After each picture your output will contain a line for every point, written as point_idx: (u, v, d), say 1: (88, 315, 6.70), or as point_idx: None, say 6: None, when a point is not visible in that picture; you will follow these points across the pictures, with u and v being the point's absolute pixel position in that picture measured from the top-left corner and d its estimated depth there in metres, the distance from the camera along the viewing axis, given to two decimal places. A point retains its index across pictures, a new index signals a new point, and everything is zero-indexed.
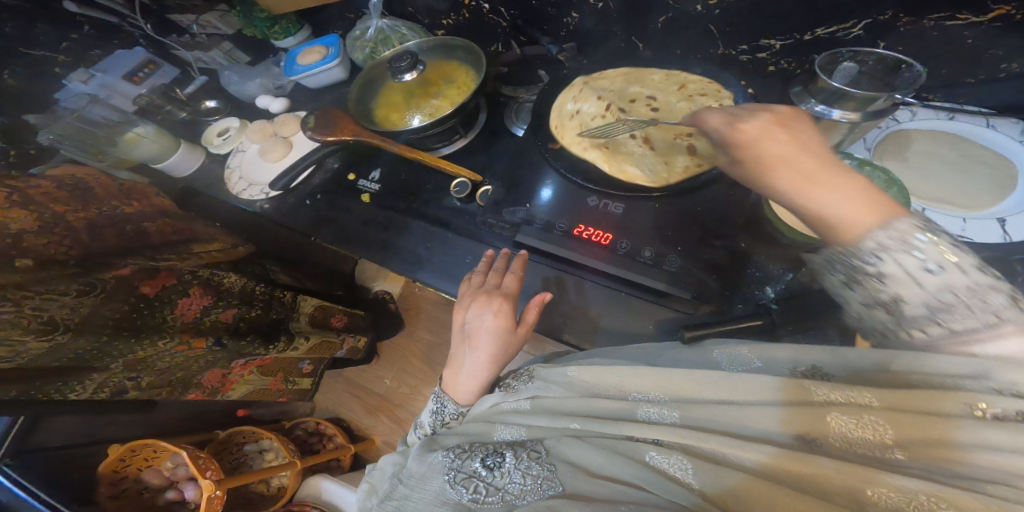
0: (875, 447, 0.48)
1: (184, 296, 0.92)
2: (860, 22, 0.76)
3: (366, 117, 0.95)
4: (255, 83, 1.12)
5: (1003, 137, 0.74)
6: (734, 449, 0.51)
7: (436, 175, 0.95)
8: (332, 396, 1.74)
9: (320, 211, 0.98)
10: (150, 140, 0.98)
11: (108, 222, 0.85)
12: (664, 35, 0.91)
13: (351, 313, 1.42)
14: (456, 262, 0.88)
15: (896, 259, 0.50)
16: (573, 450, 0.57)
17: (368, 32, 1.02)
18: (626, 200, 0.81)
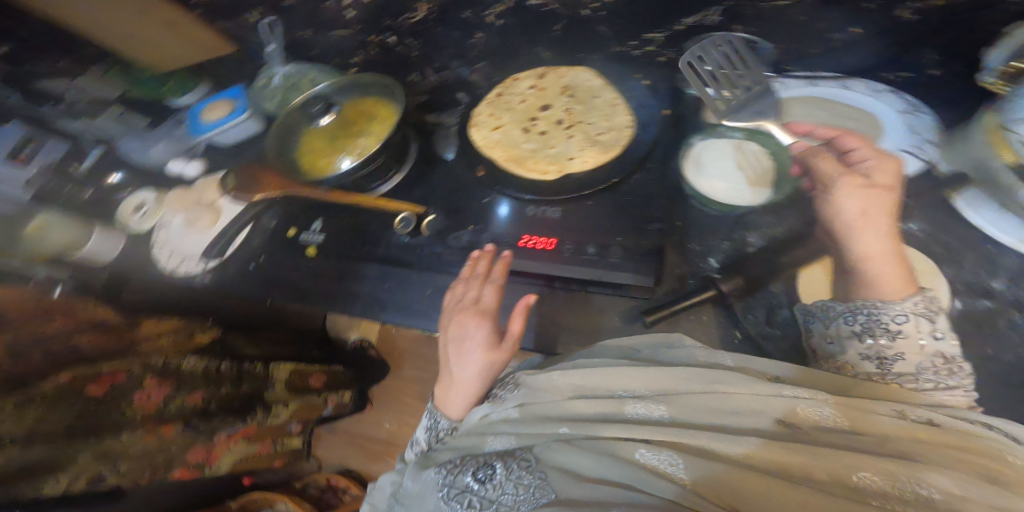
0: (839, 431, 0.49)
1: (139, 390, 0.83)
2: (716, 8, 0.73)
3: (294, 168, 0.87)
4: (160, 147, 0.99)
5: (858, 91, 0.72)
6: (718, 441, 0.48)
7: (376, 215, 0.84)
8: (333, 451, 1.62)
9: (268, 273, 0.86)
10: (56, 229, 0.78)
11: (30, 341, 0.66)
12: (566, 40, 0.87)
13: (329, 371, 1.32)
14: (415, 297, 0.80)
15: (912, 322, 0.57)
16: (563, 454, 0.51)
17: (274, 80, 0.99)
18: (566, 204, 0.75)
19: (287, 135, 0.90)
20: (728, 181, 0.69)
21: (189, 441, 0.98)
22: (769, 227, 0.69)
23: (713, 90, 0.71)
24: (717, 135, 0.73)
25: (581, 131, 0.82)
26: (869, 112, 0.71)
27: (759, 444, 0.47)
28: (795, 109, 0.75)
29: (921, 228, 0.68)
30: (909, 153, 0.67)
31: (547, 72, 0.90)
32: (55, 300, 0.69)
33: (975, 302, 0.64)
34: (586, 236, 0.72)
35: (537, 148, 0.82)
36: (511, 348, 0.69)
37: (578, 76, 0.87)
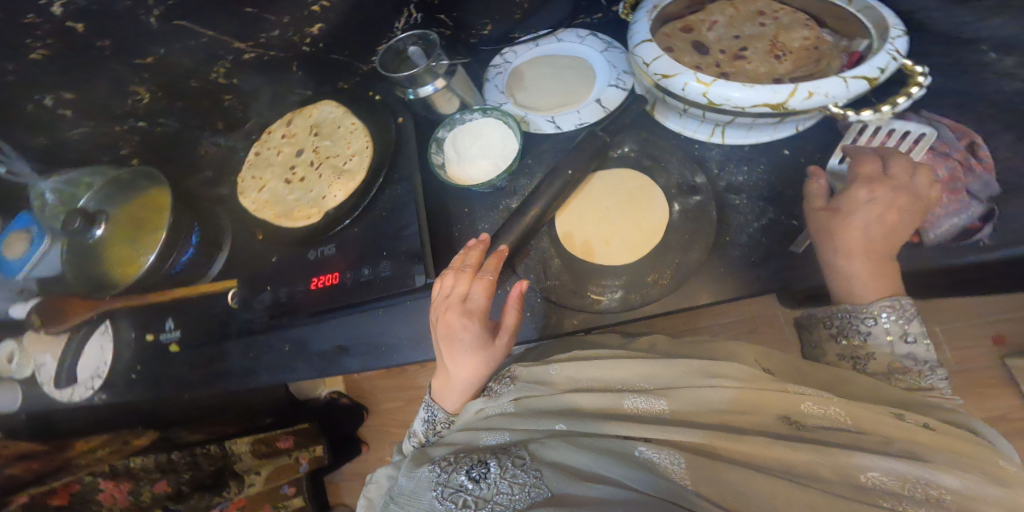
0: (840, 426, 0.44)
1: (100, 491, 0.86)
2: (410, 6, 0.72)
3: (102, 285, 0.71)
4: None
5: (564, 48, 0.72)
6: (732, 441, 0.41)
7: (210, 301, 0.75)
8: (353, 497, 1.56)
9: (146, 389, 0.77)
10: None
11: None
12: (317, 68, 0.78)
13: (295, 429, 1.32)
14: (280, 362, 0.73)
15: (885, 327, 0.51)
16: (559, 448, 0.42)
17: (47, 198, 0.72)
18: (338, 235, 0.65)
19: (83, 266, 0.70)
20: (481, 156, 0.66)
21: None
22: (525, 187, 0.65)
23: (431, 85, 0.65)
24: (463, 121, 0.69)
25: (329, 166, 0.72)
26: (582, 58, 0.71)
27: (794, 449, 0.40)
28: (530, 73, 0.72)
29: (634, 147, 0.66)
30: (621, 79, 0.66)
31: (295, 117, 0.80)
32: None
33: (690, 200, 0.61)
34: (357, 256, 0.63)
35: (301, 196, 0.72)
36: (509, 340, 0.57)
37: (323, 110, 0.78)
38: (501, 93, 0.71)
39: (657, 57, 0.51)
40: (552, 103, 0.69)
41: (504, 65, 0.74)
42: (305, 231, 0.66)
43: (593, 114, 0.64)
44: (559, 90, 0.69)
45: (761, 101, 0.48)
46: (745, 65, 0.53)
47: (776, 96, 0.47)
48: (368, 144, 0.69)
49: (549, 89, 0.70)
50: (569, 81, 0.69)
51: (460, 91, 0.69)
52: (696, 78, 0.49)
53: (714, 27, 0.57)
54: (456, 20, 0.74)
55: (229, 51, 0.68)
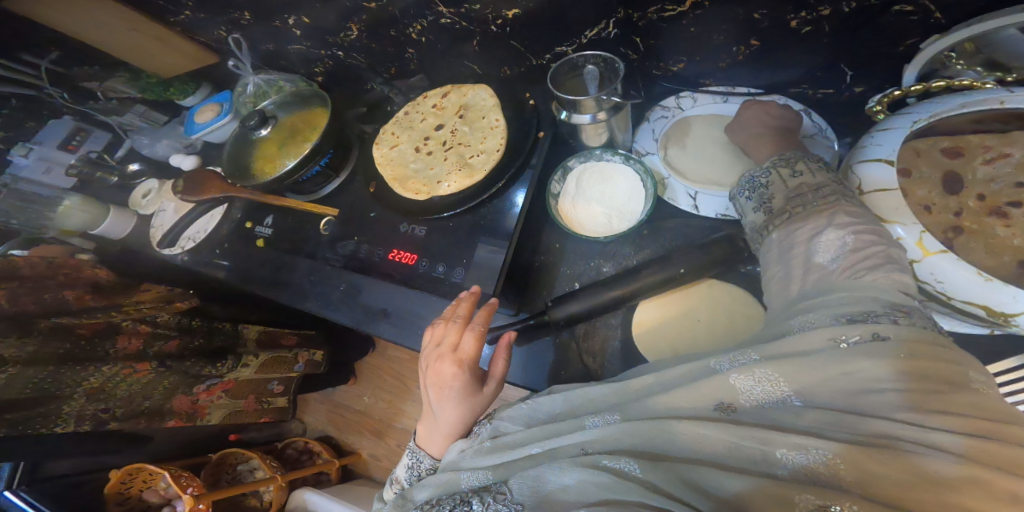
0: (776, 407, 0.38)
1: (122, 333, 0.93)
2: (610, 21, 0.65)
3: (240, 172, 0.84)
4: (163, 144, 1.11)
5: None
6: (681, 439, 0.38)
7: (306, 217, 0.81)
8: (318, 417, 1.71)
9: (226, 262, 0.87)
10: (79, 210, 1.00)
11: (31, 289, 0.85)
12: (487, 54, 0.77)
13: (303, 333, 1.37)
14: (330, 295, 0.75)
15: (779, 172, 0.53)
16: (532, 477, 0.41)
17: (247, 88, 0.96)
18: (431, 220, 0.63)
19: (242, 152, 0.85)
20: (597, 202, 0.62)
21: (173, 383, 1.03)
22: (626, 259, 0.64)
23: (589, 115, 0.60)
24: (599, 159, 0.65)
25: (457, 154, 0.66)
26: None
27: (728, 430, 0.37)
28: (696, 130, 0.67)
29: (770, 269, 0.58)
30: None
31: (452, 91, 0.74)
32: (73, 261, 0.94)
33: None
34: (438, 250, 0.62)
35: (421, 170, 0.67)
36: (495, 391, 0.54)
37: (477, 94, 0.71)
38: (654, 142, 0.67)
39: (887, 190, 0.48)
40: (705, 175, 0.64)
41: (673, 112, 0.70)
42: (408, 204, 0.65)
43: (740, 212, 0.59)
44: (719, 165, 0.64)
45: (987, 300, 0.45)
46: (997, 225, 0.48)
47: (1012, 304, 0.44)
48: (501, 149, 0.63)
49: (710, 159, 0.65)
50: (736, 161, 0.63)
51: (614, 128, 0.64)
52: (918, 239, 0.46)
53: (994, 161, 0.50)
54: (649, 47, 0.69)
55: (430, 12, 0.70)
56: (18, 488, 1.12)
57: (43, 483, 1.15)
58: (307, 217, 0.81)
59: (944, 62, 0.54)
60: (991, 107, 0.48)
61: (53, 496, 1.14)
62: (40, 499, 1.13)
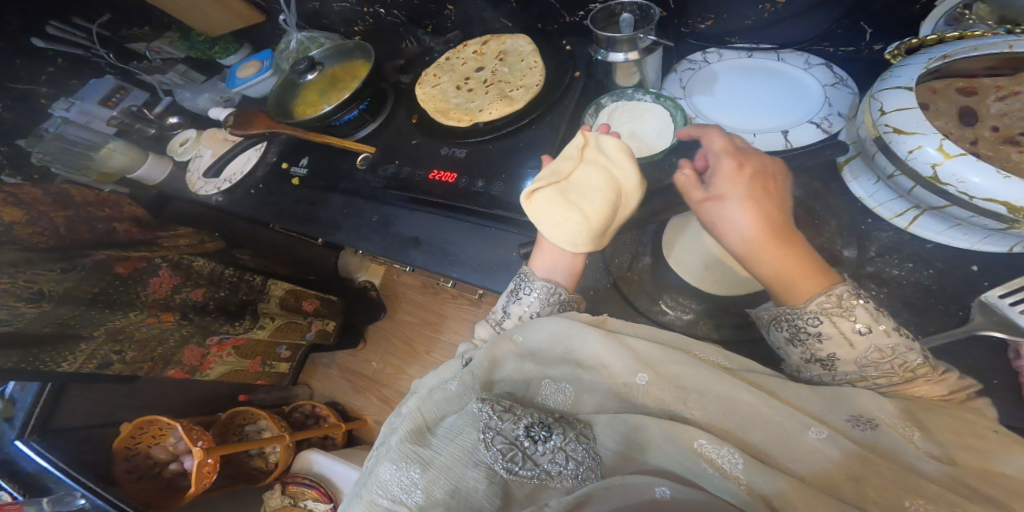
0: (901, 446, 0.43)
1: (155, 277, 0.97)
2: None
3: (283, 112, 0.90)
4: (204, 97, 1.18)
5: (782, 66, 0.68)
6: (795, 434, 0.43)
7: (341, 158, 0.86)
8: (327, 383, 1.79)
9: (259, 202, 0.91)
10: (121, 152, 1.05)
11: (82, 221, 0.93)
12: (521, 11, 0.82)
13: (323, 298, 1.41)
14: (361, 225, 0.78)
15: (887, 79, 0.52)
16: (619, 425, 0.46)
17: (291, 44, 1.01)
18: (471, 145, 0.72)
19: (288, 95, 0.91)
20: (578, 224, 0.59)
21: (184, 334, 1.07)
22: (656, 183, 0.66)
23: (623, 54, 0.65)
24: (628, 98, 0.69)
25: (498, 89, 0.76)
26: (792, 86, 0.67)
27: (842, 452, 0.42)
28: (722, 80, 0.70)
29: (793, 194, 0.60)
30: (824, 120, 0.61)
31: (492, 39, 0.85)
32: (116, 197, 1.02)
33: (820, 268, 0.55)
34: (477, 169, 0.69)
35: (463, 103, 0.77)
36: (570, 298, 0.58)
37: (516, 42, 0.81)
38: (681, 89, 0.71)
39: (904, 108, 0.48)
40: (732, 116, 0.66)
41: (698, 65, 0.73)
42: (453, 131, 0.73)
43: (765, 143, 0.61)
44: (748, 107, 0.66)
45: (1000, 196, 0.42)
46: (1013, 152, 0.49)
47: None
48: (539, 83, 0.72)
49: (737, 103, 0.67)
50: (765, 103, 0.66)
51: (645, 71, 0.69)
52: (937, 145, 0.45)
53: (1005, 99, 0.52)
54: (677, 4, 0.74)
55: None
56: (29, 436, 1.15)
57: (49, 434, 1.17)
58: (343, 158, 0.86)
59: (960, 18, 0.58)
60: (1000, 51, 0.51)
61: (61, 447, 1.18)
62: (50, 448, 1.16)
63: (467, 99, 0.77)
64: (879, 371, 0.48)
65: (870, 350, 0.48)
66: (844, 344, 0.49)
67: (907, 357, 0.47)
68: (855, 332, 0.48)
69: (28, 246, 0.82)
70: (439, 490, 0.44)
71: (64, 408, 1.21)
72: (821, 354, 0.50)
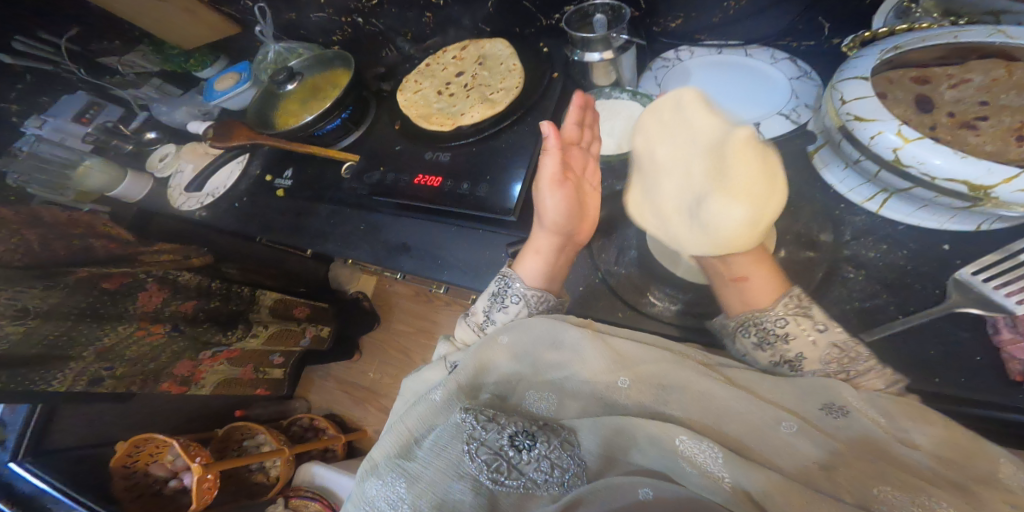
0: (877, 431, 0.45)
1: (143, 290, 0.96)
2: None
3: (264, 123, 0.90)
4: (182, 111, 1.14)
5: (752, 62, 0.70)
6: (765, 426, 0.47)
7: (326, 168, 0.86)
8: (323, 394, 1.78)
9: (244, 215, 0.90)
10: (98, 170, 1.02)
11: (60, 236, 0.89)
12: (498, 16, 0.84)
13: (315, 305, 1.40)
14: (351, 235, 0.79)
15: (845, 69, 0.54)
16: (598, 429, 0.50)
17: (268, 55, 1.01)
18: (454, 148, 0.73)
19: (269, 106, 0.91)
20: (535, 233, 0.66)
21: (179, 345, 1.08)
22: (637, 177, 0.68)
23: (598, 53, 0.67)
24: (605, 97, 0.72)
25: (479, 92, 0.77)
26: (763, 80, 0.69)
27: (813, 445, 0.45)
28: (696, 77, 0.72)
29: None
30: (793, 112, 0.63)
31: (470, 44, 0.86)
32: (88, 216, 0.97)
33: (801, 253, 0.60)
34: (461, 171, 0.70)
35: (445, 108, 0.78)
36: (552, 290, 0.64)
37: (494, 46, 0.82)
38: (657, 87, 0.73)
39: (862, 97, 0.50)
40: (707, 111, 0.68)
41: (672, 63, 0.75)
42: (436, 135, 0.74)
43: (738, 136, 0.63)
44: (722, 101, 0.68)
45: (960, 175, 0.45)
46: (968, 135, 0.50)
47: (987, 177, 0.43)
48: (520, 85, 0.74)
49: (711, 97, 0.69)
50: (738, 97, 0.68)
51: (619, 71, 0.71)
52: (896, 131, 0.47)
53: (958, 86, 0.54)
54: (649, 4, 0.76)
55: None
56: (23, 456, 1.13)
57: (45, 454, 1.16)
58: (330, 168, 0.86)
59: (907, 11, 0.60)
60: (948, 41, 0.54)
61: (58, 468, 1.16)
62: (47, 469, 1.14)
63: (448, 104, 0.78)
64: (838, 369, 0.50)
65: (828, 349, 0.51)
66: (807, 342, 0.51)
67: (858, 351, 0.51)
68: (816, 331, 0.51)
69: (8, 263, 0.80)
70: (426, 504, 0.50)
71: (56, 428, 1.19)
72: (788, 355, 0.52)
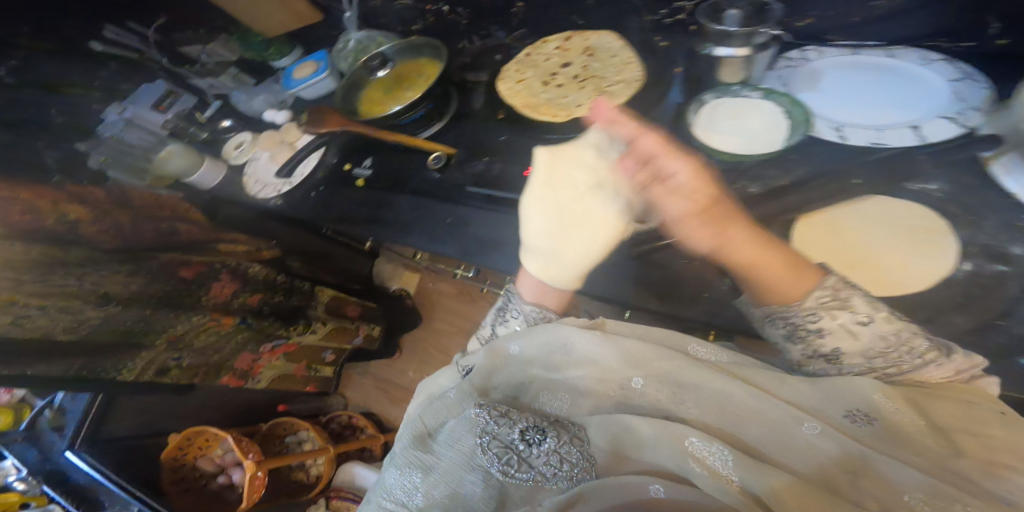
0: (913, 445, 0.42)
1: (217, 281, 0.96)
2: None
3: (348, 108, 0.90)
4: (260, 99, 1.15)
5: (891, 61, 0.66)
6: (783, 432, 0.45)
7: (406, 157, 0.84)
8: (361, 392, 1.75)
9: (318, 204, 0.88)
10: (179, 155, 0.98)
11: (145, 219, 0.85)
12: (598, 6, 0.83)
13: (367, 304, 1.38)
14: (435, 227, 0.76)
15: None
16: (606, 427, 0.50)
17: (348, 43, 1.01)
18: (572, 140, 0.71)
19: (353, 90, 0.92)
20: (575, 264, 0.65)
21: (245, 337, 1.09)
22: (774, 180, 0.61)
23: (729, 50, 0.65)
24: (734, 94, 0.66)
25: (594, 83, 0.78)
26: (913, 80, 0.64)
27: (836, 450, 0.43)
28: (830, 76, 0.68)
29: (944, 190, 0.57)
30: (961, 115, 0.58)
31: (575, 35, 0.86)
32: (174, 201, 0.92)
33: (989, 266, 0.53)
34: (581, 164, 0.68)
35: (552, 99, 0.78)
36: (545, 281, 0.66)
37: (603, 37, 0.82)
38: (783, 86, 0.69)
39: None
40: (846, 112, 0.63)
41: (798, 63, 0.70)
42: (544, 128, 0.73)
43: (895, 139, 0.58)
44: (864, 102, 0.64)
45: None
46: None
47: None
48: (642, 78, 0.74)
49: (852, 97, 0.64)
50: (885, 98, 0.63)
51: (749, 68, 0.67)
52: None
53: None
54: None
55: None
56: (77, 445, 1.18)
57: (100, 443, 1.21)
58: (414, 157, 0.83)
59: None
60: None
61: (111, 458, 1.22)
62: (99, 457, 1.20)
63: (556, 95, 0.79)
64: (886, 361, 0.49)
65: (874, 340, 0.49)
66: (847, 336, 0.50)
67: (914, 344, 0.48)
68: (857, 324, 0.49)
69: (97, 246, 0.79)
70: (439, 492, 0.51)
71: (113, 418, 1.22)
72: (824, 348, 0.51)
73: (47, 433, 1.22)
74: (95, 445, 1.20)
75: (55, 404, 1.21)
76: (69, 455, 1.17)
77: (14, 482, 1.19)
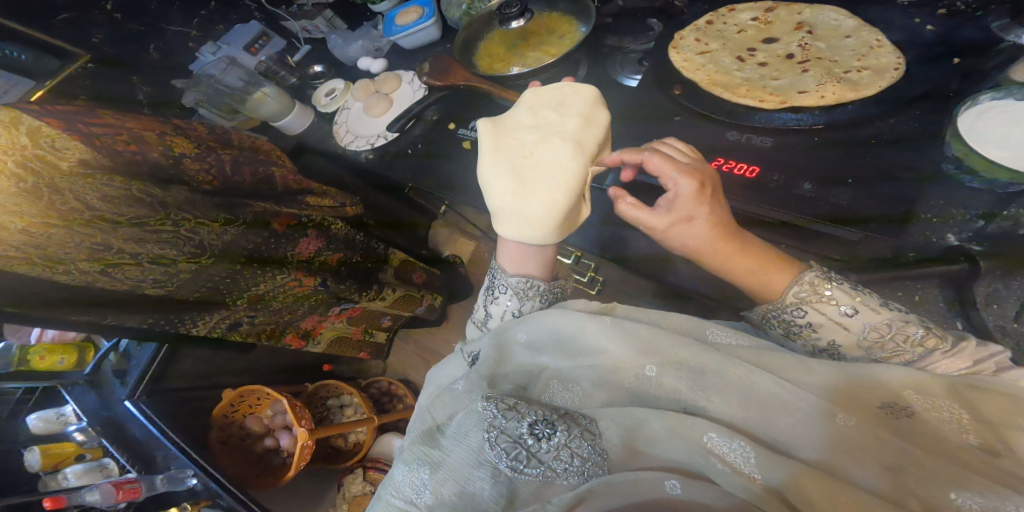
0: (894, 451, 0.45)
1: (304, 237, 0.95)
2: None
3: (468, 60, 1.03)
4: (356, 45, 1.22)
5: None
6: (798, 435, 0.48)
7: None
8: (402, 360, 1.78)
9: (419, 159, 1.01)
10: (273, 99, 1.08)
11: (246, 161, 0.93)
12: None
13: (429, 271, 1.39)
14: None
15: None
16: (613, 424, 0.52)
17: None
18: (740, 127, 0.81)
19: (469, 42, 1.04)
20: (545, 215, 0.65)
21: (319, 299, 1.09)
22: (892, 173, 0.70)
23: None
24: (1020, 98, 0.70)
25: (821, 66, 0.85)
26: None
27: (818, 455, 0.47)
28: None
29: None
30: None
31: (716, 18, 0.96)
32: (271, 147, 1.03)
33: None
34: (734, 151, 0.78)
35: (750, 79, 0.87)
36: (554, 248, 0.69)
37: (823, 13, 0.91)
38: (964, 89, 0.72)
39: None
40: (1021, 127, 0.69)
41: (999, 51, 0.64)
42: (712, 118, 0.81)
43: None
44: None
45: None
46: None
47: None
48: (824, 82, 0.81)
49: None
50: None
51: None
52: None
53: None
54: None
55: None
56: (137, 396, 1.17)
57: (157, 393, 1.20)
58: None
59: None
60: None
61: (165, 410, 1.20)
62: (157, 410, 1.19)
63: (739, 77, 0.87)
64: (883, 349, 0.56)
65: (866, 330, 0.56)
66: (838, 329, 0.57)
67: (908, 332, 0.56)
68: (843, 316, 0.57)
69: (195, 187, 0.81)
70: (448, 491, 0.51)
71: (175, 366, 1.24)
72: (820, 342, 0.59)
73: (107, 378, 1.23)
74: (154, 395, 1.20)
75: (120, 348, 1.22)
76: (127, 404, 1.16)
77: (74, 432, 1.19)
